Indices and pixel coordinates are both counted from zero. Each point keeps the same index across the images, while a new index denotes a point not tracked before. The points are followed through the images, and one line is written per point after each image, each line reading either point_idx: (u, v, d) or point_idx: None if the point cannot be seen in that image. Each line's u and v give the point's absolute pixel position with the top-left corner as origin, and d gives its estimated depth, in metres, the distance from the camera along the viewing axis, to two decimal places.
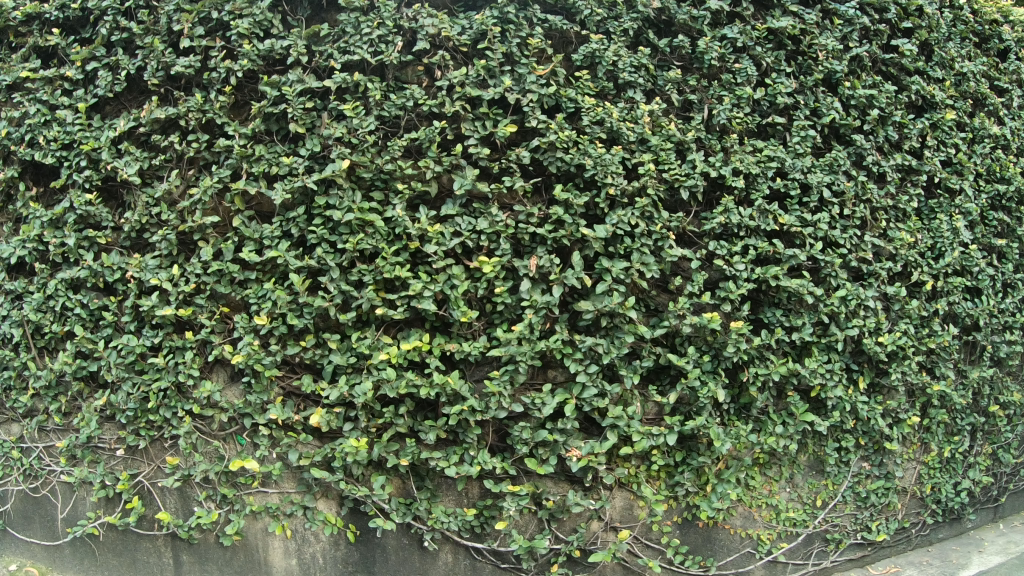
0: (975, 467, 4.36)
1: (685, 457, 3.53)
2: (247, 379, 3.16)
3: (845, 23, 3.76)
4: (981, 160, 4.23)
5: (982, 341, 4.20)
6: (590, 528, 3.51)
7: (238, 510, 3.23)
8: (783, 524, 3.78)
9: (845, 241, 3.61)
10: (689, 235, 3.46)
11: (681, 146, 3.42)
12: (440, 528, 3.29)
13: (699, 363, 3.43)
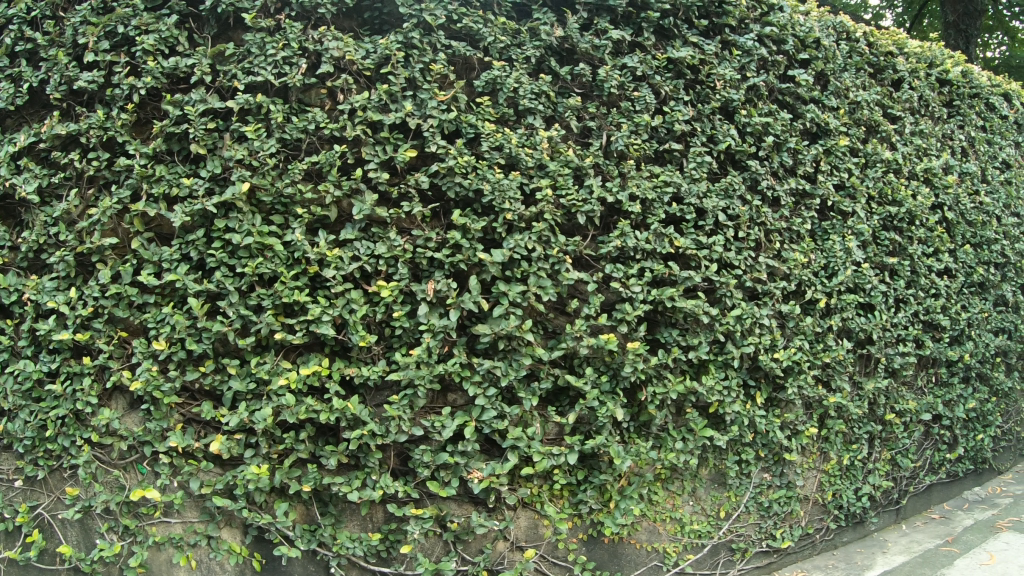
0: (875, 473, 4.45)
1: (588, 475, 3.51)
2: (145, 406, 3.01)
3: (744, 53, 3.82)
4: (873, 184, 4.35)
5: (877, 353, 4.31)
6: (496, 549, 3.43)
7: (142, 542, 3.04)
8: (689, 536, 3.77)
9: (739, 262, 3.60)
10: (587, 259, 3.35)
11: (579, 171, 3.36)
12: (346, 555, 3.18)
13: (597, 384, 3.36)
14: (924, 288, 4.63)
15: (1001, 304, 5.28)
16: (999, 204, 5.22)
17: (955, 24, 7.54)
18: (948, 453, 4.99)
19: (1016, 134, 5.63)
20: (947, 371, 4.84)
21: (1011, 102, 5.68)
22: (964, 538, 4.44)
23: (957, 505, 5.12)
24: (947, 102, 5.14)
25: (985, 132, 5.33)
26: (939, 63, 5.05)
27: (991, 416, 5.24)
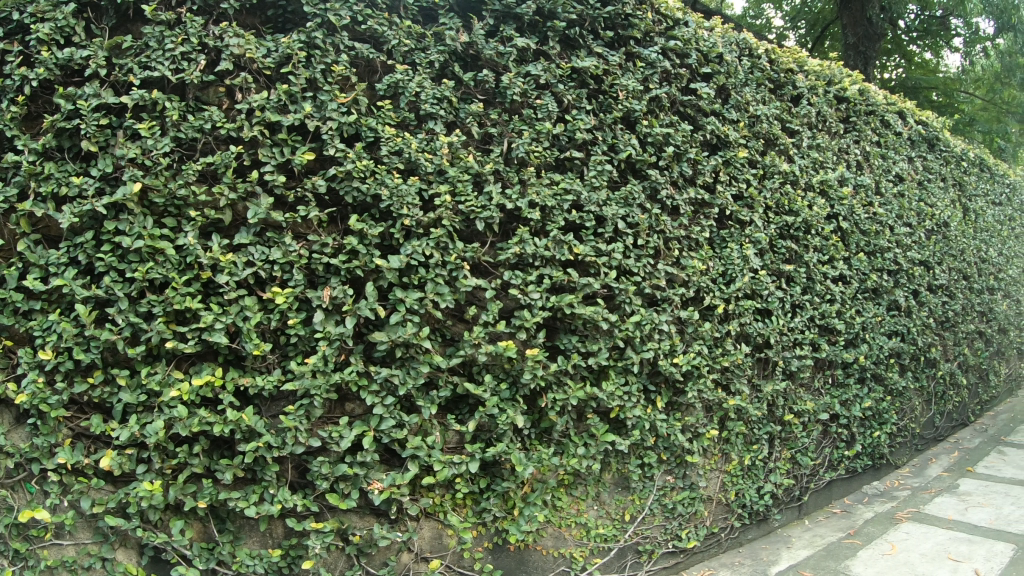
0: (777, 471, 3.98)
1: (490, 484, 3.07)
2: (31, 420, 2.39)
3: (647, 65, 3.42)
4: (772, 195, 3.85)
5: (775, 357, 3.81)
6: (401, 560, 2.97)
7: (32, 568, 2.41)
8: (595, 540, 3.32)
9: (639, 269, 3.18)
10: (485, 265, 2.98)
11: (478, 177, 2.97)
12: (245, 575, 2.63)
13: (496, 391, 2.99)
14: (821, 293, 4.11)
15: (894, 308, 4.78)
16: (892, 215, 4.74)
17: (855, 45, 7.61)
18: (846, 450, 4.52)
19: (910, 150, 5.22)
20: (842, 371, 4.37)
21: (907, 121, 5.29)
22: (867, 530, 4.06)
23: (857, 499, 4.64)
24: (845, 118, 4.70)
25: (880, 147, 4.87)
26: (837, 81, 4.60)
27: (888, 413, 4.75)
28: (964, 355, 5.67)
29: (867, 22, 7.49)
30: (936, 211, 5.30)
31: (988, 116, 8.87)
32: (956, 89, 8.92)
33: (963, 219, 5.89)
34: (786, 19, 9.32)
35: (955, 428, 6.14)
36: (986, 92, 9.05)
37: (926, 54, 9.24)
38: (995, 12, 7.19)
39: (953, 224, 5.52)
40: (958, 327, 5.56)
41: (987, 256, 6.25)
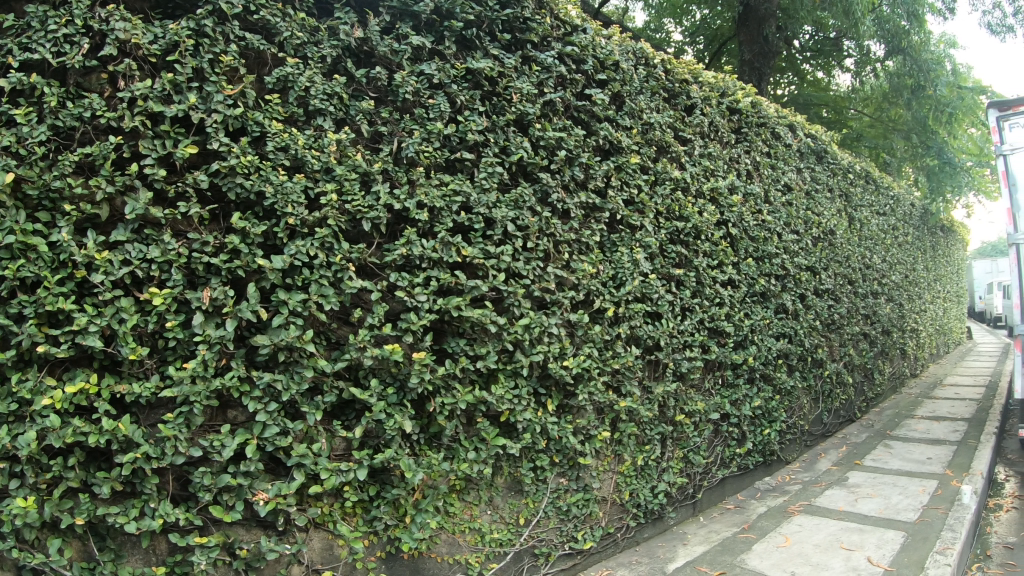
0: (670, 471, 3.76)
1: (381, 491, 2.73)
2: None
3: (542, 70, 3.22)
4: (662, 201, 3.68)
5: (665, 359, 3.62)
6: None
7: None
8: (489, 546, 3.05)
9: (528, 272, 2.94)
10: (371, 267, 2.65)
11: (366, 176, 2.65)
12: None
13: (384, 396, 2.67)
14: (710, 296, 3.99)
15: (781, 311, 4.84)
16: (780, 223, 4.83)
17: (750, 61, 7.92)
18: (738, 448, 4.39)
19: (799, 161, 5.38)
20: (732, 372, 4.26)
21: (795, 133, 5.44)
22: (760, 524, 3.98)
23: (750, 495, 4.57)
24: (736, 129, 4.63)
25: (769, 158, 4.92)
26: (731, 94, 4.53)
27: (777, 411, 4.75)
28: (848, 356, 5.97)
29: (762, 40, 7.82)
30: (822, 220, 5.56)
31: (873, 133, 9.31)
32: (845, 106, 9.44)
33: (848, 226, 6.21)
34: (684, 34, 9.53)
35: (842, 425, 6.42)
36: (871, 110, 9.51)
37: (818, 72, 9.52)
38: (886, 36, 7.78)
39: (839, 232, 5.85)
40: (842, 330, 5.86)
41: (870, 263, 6.65)
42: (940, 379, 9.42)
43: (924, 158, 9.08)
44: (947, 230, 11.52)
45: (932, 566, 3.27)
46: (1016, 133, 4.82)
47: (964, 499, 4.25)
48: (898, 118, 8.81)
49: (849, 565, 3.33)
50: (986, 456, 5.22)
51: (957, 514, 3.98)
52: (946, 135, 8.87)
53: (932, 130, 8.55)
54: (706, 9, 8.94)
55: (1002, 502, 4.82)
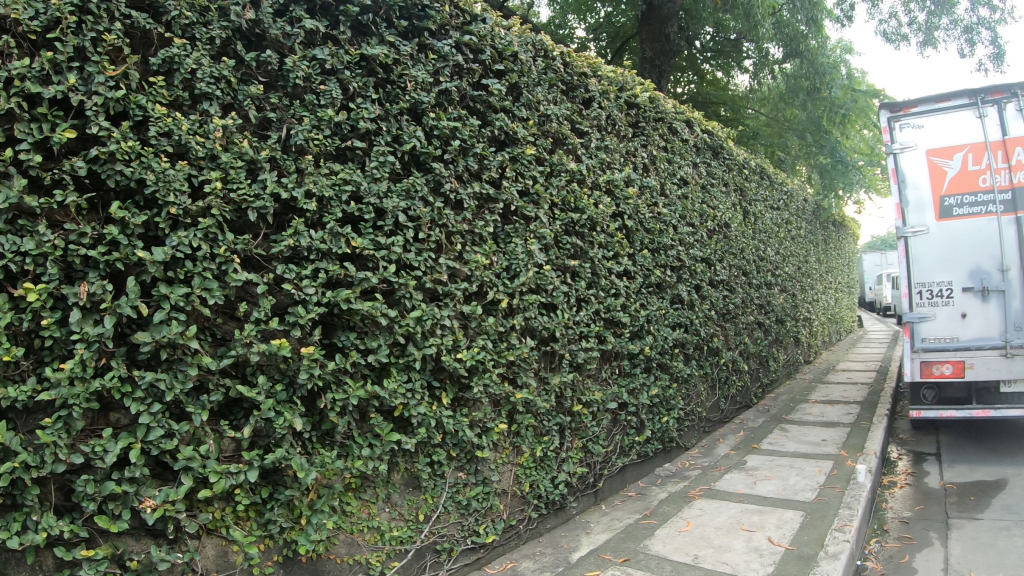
0: (569, 461, 3.77)
1: (273, 492, 2.51)
2: None
3: (439, 58, 3.01)
4: (557, 192, 3.66)
5: (561, 350, 3.62)
6: None
7: None
8: (390, 544, 2.89)
9: (419, 263, 2.79)
10: (257, 259, 2.38)
11: (252, 164, 2.34)
12: None
13: (272, 394, 2.40)
14: (605, 288, 4.03)
15: (677, 301, 4.96)
16: (676, 215, 4.94)
17: (651, 59, 8.12)
18: (636, 436, 4.46)
19: (694, 155, 5.51)
20: (628, 362, 4.32)
21: (693, 128, 5.59)
22: (661, 510, 4.05)
23: (650, 481, 4.67)
24: (633, 124, 4.73)
25: (666, 152, 5.03)
26: (630, 88, 4.59)
27: (674, 399, 4.87)
28: (743, 344, 6.20)
29: (664, 39, 8.04)
30: (717, 213, 5.74)
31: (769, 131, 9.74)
32: (743, 105, 9.86)
33: (742, 220, 6.43)
34: (587, 31, 9.61)
35: (740, 410, 6.67)
36: (767, 110, 9.90)
37: (718, 72, 9.88)
38: (786, 40, 8.13)
39: (733, 225, 6.05)
40: (737, 319, 6.06)
41: (764, 255, 6.90)
42: (832, 365, 9.91)
43: (818, 156, 9.56)
44: (838, 225, 12.16)
45: (831, 543, 3.40)
46: (907, 133, 5.04)
47: (860, 478, 4.47)
48: (793, 118, 9.36)
49: (751, 545, 3.44)
50: (878, 436, 5.50)
51: (853, 492, 4.17)
52: (839, 135, 9.35)
53: (825, 130, 9.04)
54: (611, 6, 9.02)
55: (895, 479, 5.10)
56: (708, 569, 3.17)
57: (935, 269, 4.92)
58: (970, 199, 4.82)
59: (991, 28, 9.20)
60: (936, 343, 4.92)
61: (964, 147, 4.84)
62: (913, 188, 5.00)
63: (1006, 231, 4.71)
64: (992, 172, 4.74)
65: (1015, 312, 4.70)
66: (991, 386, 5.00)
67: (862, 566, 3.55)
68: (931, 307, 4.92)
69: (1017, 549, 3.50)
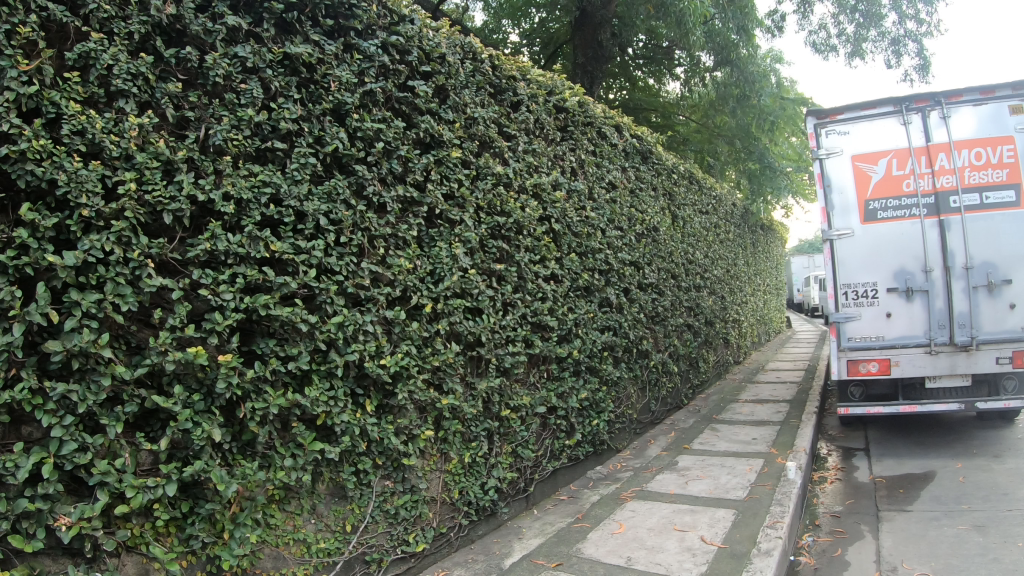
0: (499, 466, 3.74)
1: (194, 506, 2.35)
2: None
3: (365, 58, 2.93)
4: (482, 196, 3.61)
5: (487, 355, 3.58)
6: None
7: None
8: (317, 557, 2.78)
9: (341, 267, 2.69)
10: (172, 264, 2.23)
11: (168, 164, 2.19)
12: None
13: (189, 404, 2.25)
14: (532, 291, 4.01)
15: (606, 305, 5.00)
16: (604, 219, 4.97)
17: (584, 65, 8.18)
18: (566, 440, 4.48)
19: (623, 160, 5.58)
20: (556, 366, 4.31)
21: (622, 133, 5.65)
22: (593, 513, 4.06)
23: (582, 484, 4.69)
24: (562, 127, 4.74)
25: (594, 156, 5.06)
26: (559, 92, 4.60)
27: (604, 402, 4.89)
28: (673, 345, 6.30)
29: (596, 45, 8.13)
30: (646, 217, 5.81)
31: (699, 138, 9.96)
32: (673, 111, 10.06)
33: (671, 224, 6.53)
34: (521, 36, 9.61)
35: (671, 411, 6.76)
36: (698, 116, 10.13)
37: (649, 79, 10.03)
38: (717, 48, 8.17)
39: (661, 229, 6.14)
40: (666, 321, 6.14)
41: (692, 258, 7.03)
42: (761, 365, 10.16)
43: (747, 161, 9.81)
44: (767, 228, 12.51)
45: (763, 540, 3.46)
46: (833, 139, 5.18)
47: (790, 475, 4.57)
48: (723, 124, 9.59)
49: (683, 544, 3.47)
50: (807, 433, 5.64)
51: (783, 489, 4.27)
52: (767, 141, 9.61)
53: (755, 137, 9.28)
54: (545, 12, 9.07)
55: (825, 475, 5.23)
56: (641, 570, 3.18)
57: (860, 271, 5.07)
58: (894, 203, 5.01)
59: (917, 40, 9.58)
60: (861, 342, 5.07)
61: (888, 153, 5.02)
62: (839, 191, 5.15)
63: (929, 233, 4.90)
64: (915, 176, 4.94)
65: (938, 311, 4.89)
66: (916, 382, 5.22)
67: (795, 560, 3.62)
68: (857, 307, 5.07)
69: (946, 539, 3.62)
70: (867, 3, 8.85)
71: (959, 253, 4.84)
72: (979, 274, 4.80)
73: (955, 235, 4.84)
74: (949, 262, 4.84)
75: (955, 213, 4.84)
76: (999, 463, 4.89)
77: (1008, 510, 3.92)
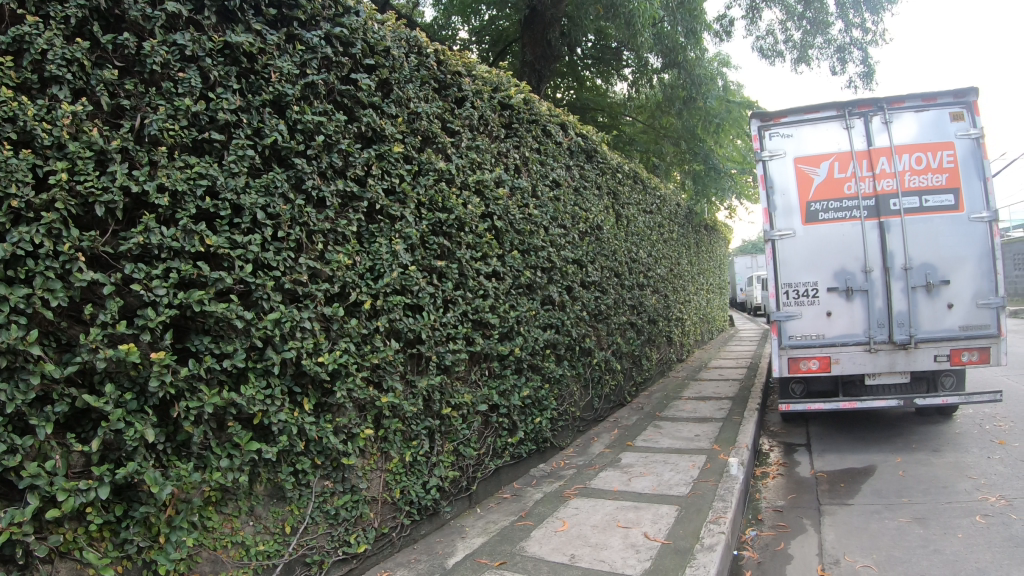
0: (440, 465, 3.70)
1: (128, 509, 2.26)
2: None
3: (307, 50, 2.86)
4: (424, 192, 3.55)
5: (427, 352, 3.53)
6: None
7: None
8: (256, 560, 2.70)
9: (277, 262, 2.60)
10: (105, 259, 2.13)
11: (101, 154, 2.09)
12: None
13: (121, 403, 2.15)
14: (473, 289, 3.97)
15: (548, 303, 5.00)
16: (547, 217, 4.98)
17: (532, 63, 8.20)
18: (508, 438, 4.47)
19: (568, 159, 5.61)
20: (498, 363, 4.29)
21: (567, 132, 5.68)
22: (536, 511, 4.07)
23: (525, 483, 4.69)
24: (507, 124, 4.73)
25: (538, 154, 5.07)
26: (504, 89, 4.59)
27: (546, 400, 4.91)
28: (615, 343, 6.36)
29: (545, 44, 8.16)
30: (589, 215, 5.86)
31: (645, 138, 10.09)
32: (620, 112, 10.18)
33: (615, 223, 6.60)
34: (470, 33, 9.59)
35: (614, 408, 6.83)
36: (644, 117, 10.26)
37: (596, 79, 10.10)
38: (665, 50, 8.28)
39: (605, 228, 6.20)
40: (609, 319, 6.20)
41: (635, 257, 7.11)
42: (703, 363, 10.34)
43: (692, 162, 9.98)
44: (710, 228, 12.76)
45: (706, 535, 3.52)
46: (776, 142, 5.31)
47: (732, 471, 4.66)
48: (669, 126, 9.75)
49: (626, 541, 3.50)
50: (749, 429, 5.77)
51: (725, 485, 4.34)
52: (712, 143, 9.81)
53: (700, 138, 9.45)
54: (495, 9, 9.06)
55: (767, 470, 5.36)
56: (585, 567, 3.19)
57: (801, 271, 5.21)
58: (835, 205, 5.16)
59: (863, 48, 9.87)
60: (802, 340, 5.20)
61: (831, 156, 5.17)
62: (782, 193, 5.28)
63: (869, 235, 5.07)
64: (856, 179, 5.10)
65: (878, 310, 5.05)
66: (856, 379, 5.41)
67: (738, 555, 3.69)
68: (798, 306, 5.21)
69: (887, 531, 3.74)
70: (814, 11, 9.09)
71: (898, 254, 5.01)
72: (918, 275, 4.97)
73: (895, 237, 5.01)
74: (889, 263, 5.01)
75: (895, 215, 5.02)
76: (937, 457, 5.08)
77: (946, 503, 4.08)
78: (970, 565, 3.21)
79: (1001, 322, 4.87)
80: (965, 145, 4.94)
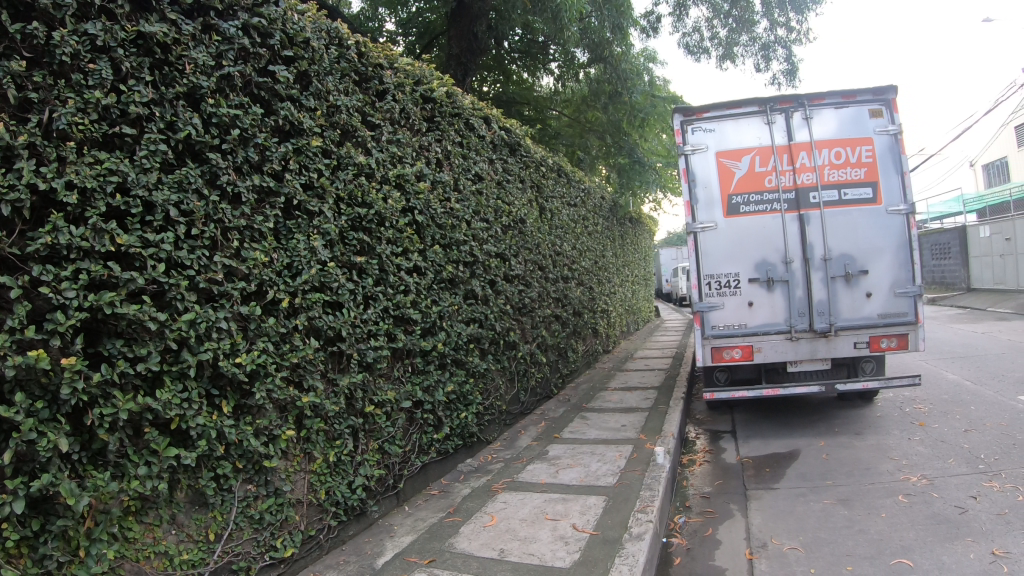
0: (366, 464, 3.65)
1: (45, 524, 2.14)
2: None
3: (223, 41, 2.77)
4: (344, 187, 3.47)
5: (348, 350, 3.46)
6: None
7: None
8: (180, 569, 2.60)
9: (191, 261, 2.50)
10: (13, 260, 2.00)
11: (6, 150, 1.96)
12: None
13: (32, 412, 2.03)
14: (394, 284, 3.91)
15: (472, 297, 4.99)
16: (468, 211, 4.96)
17: (457, 56, 8.23)
18: (434, 434, 4.45)
19: (491, 152, 5.61)
20: (421, 359, 4.25)
21: (490, 125, 5.67)
22: (466, 506, 4.07)
23: (453, 478, 4.69)
24: (429, 118, 4.68)
25: (461, 148, 5.05)
26: (426, 82, 4.54)
27: (472, 394, 4.90)
28: (540, 336, 6.42)
29: (472, 36, 8.15)
30: (513, 209, 5.88)
31: (571, 132, 10.19)
32: (546, 106, 10.27)
33: (538, 216, 6.65)
34: (397, 25, 9.47)
35: (541, 401, 6.90)
36: (569, 111, 10.37)
37: (522, 73, 10.15)
38: (591, 44, 8.37)
39: (528, 221, 6.24)
40: (534, 312, 6.26)
41: (560, 250, 7.18)
42: (629, 353, 10.55)
43: (617, 156, 9.84)
44: (634, 221, 13.00)
45: (635, 525, 3.59)
46: (699, 136, 5.45)
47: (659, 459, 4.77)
48: (594, 120, 9.88)
49: (556, 534, 3.54)
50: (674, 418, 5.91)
51: (652, 473, 4.44)
52: (637, 137, 9.68)
53: (626, 133, 9.42)
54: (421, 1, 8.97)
55: (694, 457, 5.51)
56: (514, 562, 3.21)
57: (723, 262, 5.37)
58: (756, 198, 5.34)
59: (786, 47, 10.22)
60: (725, 329, 5.35)
61: (752, 151, 5.34)
62: (704, 186, 5.42)
63: (788, 227, 5.26)
64: (777, 173, 5.29)
65: (799, 299, 5.25)
66: (779, 366, 5.63)
67: (668, 542, 3.79)
68: (721, 296, 5.37)
69: (813, 513, 3.91)
70: (739, 10, 9.35)
71: (817, 246, 5.22)
72: (837, 265, 5.20)
73: (814, 229, 5.23)
74: (808, 254, 5.22)
75: (814, 208, 5.23)
76: (856, 440, 5.33)
77: (868, 484, 4.29)
78: (893, 543, 3.38)
79: (916, 310, 5.15)
80: (883, 141, 5.20)
